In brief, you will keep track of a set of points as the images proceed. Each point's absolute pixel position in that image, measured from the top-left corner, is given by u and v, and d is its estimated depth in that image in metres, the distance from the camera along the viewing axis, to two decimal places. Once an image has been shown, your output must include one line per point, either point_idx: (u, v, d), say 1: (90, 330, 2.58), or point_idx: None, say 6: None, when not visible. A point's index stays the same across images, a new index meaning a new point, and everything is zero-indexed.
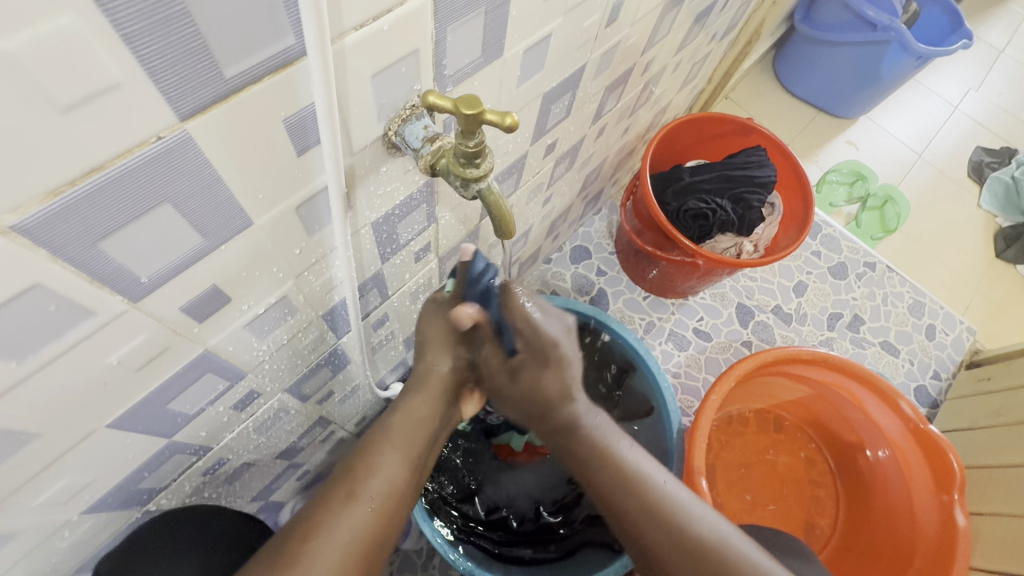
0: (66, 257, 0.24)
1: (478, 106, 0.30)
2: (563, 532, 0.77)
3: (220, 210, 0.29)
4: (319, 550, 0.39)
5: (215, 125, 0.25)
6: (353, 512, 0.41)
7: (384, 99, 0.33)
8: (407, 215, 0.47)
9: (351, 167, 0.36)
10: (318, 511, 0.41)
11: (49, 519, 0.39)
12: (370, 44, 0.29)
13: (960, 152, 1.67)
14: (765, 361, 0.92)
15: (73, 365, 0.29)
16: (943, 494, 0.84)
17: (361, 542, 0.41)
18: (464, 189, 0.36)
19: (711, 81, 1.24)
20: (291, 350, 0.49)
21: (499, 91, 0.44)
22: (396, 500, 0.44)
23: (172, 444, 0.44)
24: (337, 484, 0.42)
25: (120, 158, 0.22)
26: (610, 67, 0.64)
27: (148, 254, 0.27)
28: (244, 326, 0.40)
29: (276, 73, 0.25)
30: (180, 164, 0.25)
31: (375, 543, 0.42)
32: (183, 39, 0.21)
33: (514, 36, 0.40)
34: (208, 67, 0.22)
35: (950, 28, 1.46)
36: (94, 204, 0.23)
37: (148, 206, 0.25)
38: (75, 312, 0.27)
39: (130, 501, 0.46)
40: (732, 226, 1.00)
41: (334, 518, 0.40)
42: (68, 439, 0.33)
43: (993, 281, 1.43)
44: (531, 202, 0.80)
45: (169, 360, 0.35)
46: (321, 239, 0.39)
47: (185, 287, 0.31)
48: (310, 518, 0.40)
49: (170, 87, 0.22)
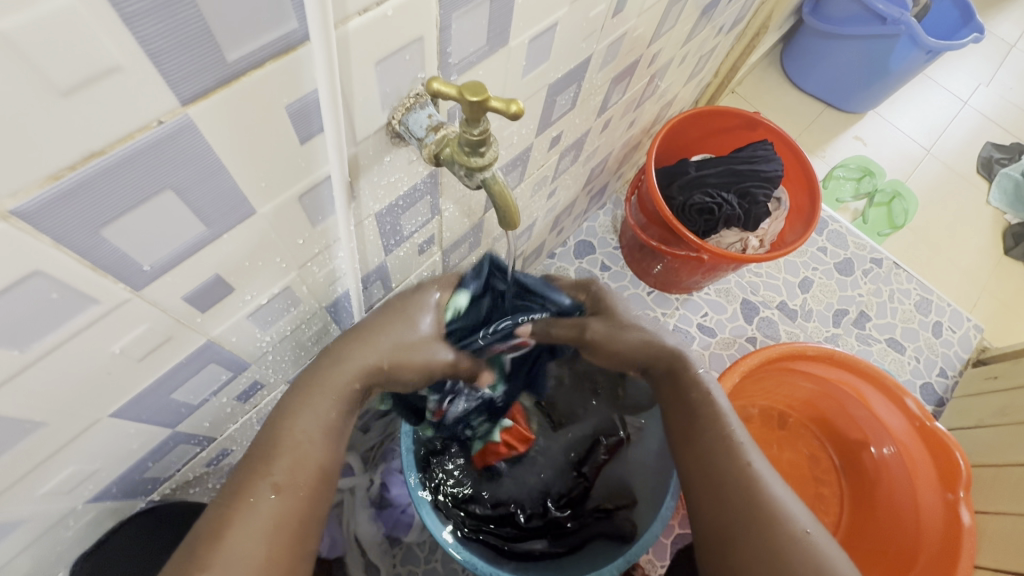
0: (68, 244, 0.24)
1: (483, 94, 0.30)
2: (571, 526, 0.77)
3: (222, 199, 0.29)
4: (230, 547, 0.38)
5: (217, 110, 0.24)
6: (273, 502, 0.40)
7: (388, 87, 0.33)
8: (411, 207, 0.47)
9: (355, 156, 0.35)
10: (232, 504, 0.40)
11: (53, 508, 0.39)
12: (373, 31, 0.28)
13: (969, 148, 1.65)
14: (770, 356, 0.91)
15: (76, 354, 0.29)
16: (949, 492, 0.83)
17: (283, 530, 0.40)
18: (469, 178, 0.36)
19: (718, 74, 1.23)
20: (294, 341, 0.49)
21: (504, 81, 0.44)
22: (323, 482, 0.43)
23: (175, 435, 0.44)
24: (246, 471, 0.41)
25: (122, 143, 0.22)
26: (616, 59, 0.64)
27: (150, 242, 0.27)
28: (247, 317, 0.39)
29: (279, 58, 0.25)
30: (182, 150, 0.25)
31: (298, 526, 0.41)
32: (184, 22, 0.21)
33: (519, 25, 0.40)
34: (210, 51, 0.22)
35: (961, 21, 1.44)
36: (95, 189, 0.23)
37: (150, 193, 0.25)
38: (77, 300, 0.26)
39: (134, 491, 0.46)
40: (738, 221, 1.00)
41: (252, 507, 0.39)
42: (72, 428, 0.33)
43: (1001, 279, 1.42)
44: (536, 195, 0.79)
45: (172, 349, 0.35)
46: (324, 229, 0.39)
47: (187, 276, 0.31)
48: (229, 510, 0.39)
49: (172, 71, 0.22)
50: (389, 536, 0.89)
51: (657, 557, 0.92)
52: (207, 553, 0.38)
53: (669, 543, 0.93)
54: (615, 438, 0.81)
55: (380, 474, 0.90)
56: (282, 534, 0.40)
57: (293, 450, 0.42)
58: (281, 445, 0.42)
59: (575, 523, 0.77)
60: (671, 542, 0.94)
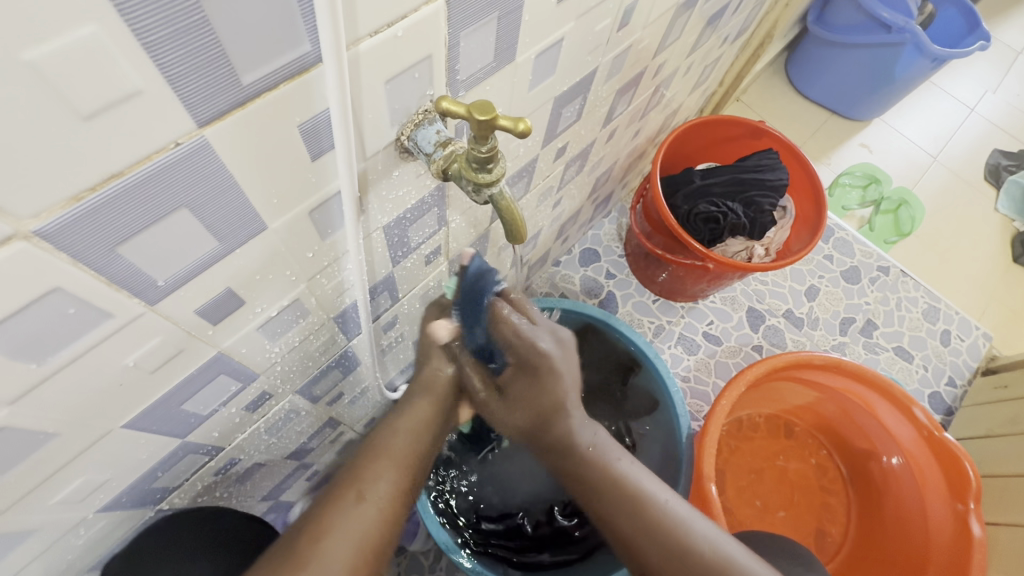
0: (86, 261, 0.24)
1: (491, 112, 0.30)
2: (578, 535, 0.77)
3: (235, 215, 0.29)
4: (328, 546, 0.40)
5: (232, 130, 0.25)
6: (359, 511, 0.42)
7: (397, 104, 0.33)
8: (418, 219, 0.48)
9: (364, 172, 0.36)
10: (324, 511, 0.42)
11: (65, 517, 0.39)
12: (384, 51, 0.29)
13: (976, 155, 1.64)
14: (776, 366, 0.91)
15: (91, 367, 0.30)
16: (958, 503, 0.82)
17: (368, 538, 0.41)
18: (476, 194, 0.36)
19: (723, 83, 1.23)
20: (302, 352, 0.50)
21: (510, 96, 0.45)
22: (400, 502, 0.44)
23: (185, 445, 0.45)
24: (341, 481, 0.44)
25: (140, 164, 0.23)
26: (621, 71, 0.64)
27: (165, 259, 0.28)
28: (257, 328, 0.40)
29: (292, 79, 0.26)
30: (198, 169, 0.25)
31: (379, 541, 0.42)
32: (202, 48, 0.21)
33: (526, 41, 0.40)
34: (226, 75, 0.23)
35: (967, 29, 1.44)
36: (112, 208, 0.23)
37: (166, 212, 0.26)
38: (94, 315, 0.27)
39: (143, 500, 0.47)
40: (743, 230, 1.00)
41: (341, 515, 0.41)
42: (85, 439, 0.34)
43: (1010, 287, 1.40)
44: (541, 205, 0.80)
45: (183, 361, 0.36)
46: (333, 242, 0.39)
47: (199, 290, 0.32)
48: (321, 518, 0.41)
49: (189, 95, 0.22)
50: (394, 544, 0.89)
51: None
52: (299, 555, 0.39)
53: None
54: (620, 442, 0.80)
55: None
56: (365, 543, 0.41)
57: (379, 462, 0.45)
58: (369, 465, 0.44)
59: (582, 531, 0.77)
60: None
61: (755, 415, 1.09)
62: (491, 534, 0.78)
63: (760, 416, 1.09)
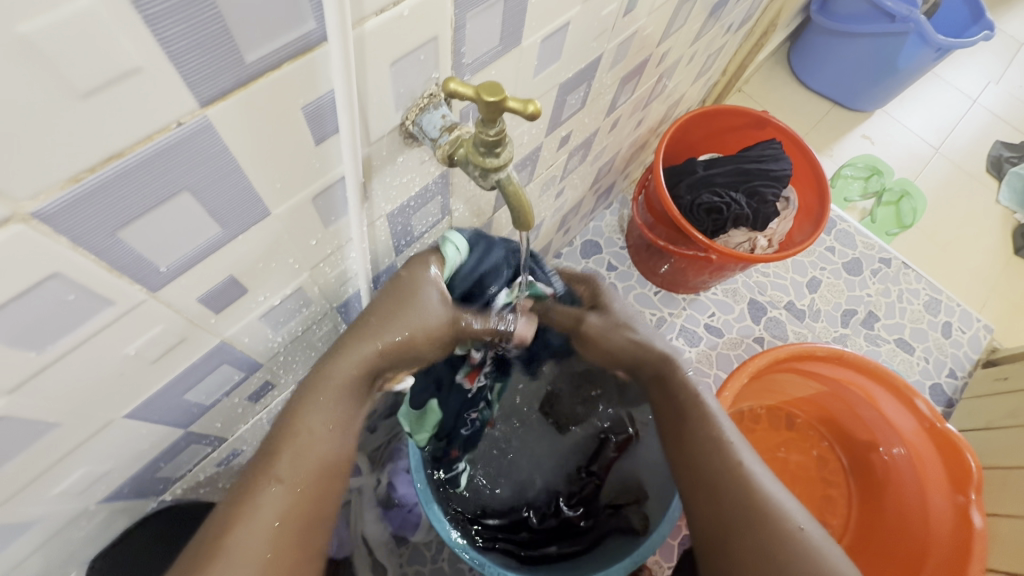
0: (85, 246, 0.24)
1: (500, 94, 0.29)
2: (584, 525, 0.78)
3: (238, 200, 0.29)
4: (234, 540, 0.37)
5: (235, 111, 0.24)
6: (273, 494, 0.39)
7: (402, 87, 0.33)
8: (422, 207, 0.47)
9: (368, 157, 0.35)
10: (237, 498, 0.39)
11: (66, 509, 0.39)
12: (389, 31, 0.28)
13: (978, 146, 1.64)
14: (779, 357, 0.91)
15: (91, 355, 0.29)
16: (959, 495, 0.82)
17: (285, 521, 0.39)
18: (483, 179, 0.35)
19: (726, 73, 1.22)
20: (305, 342, 0.49)
21: (515, 81, 0.44)
22: (328, 475, 0.42)
23: (186, 435, 0.44)
24: (251, 463, 0.40)
25: (141, 144, 0.22)
26: (626, 58, 0.63)
27: (167, 245, 0.27)
28: (260, 317, 0.39)
29: (296, 58, 0.25)
30: (200, 151, 0.24)
31: (303, 516, 0.40)
32: (205, 23, 0.21)
33: (532, 24, 0.39)
34: (229, 51, 0.22)
35: (971, 19, 1.43)
36: (113, 190, 0.23)
37: (167, 196, 0.25)
38: (95, 302, 0.26)
39: (146, 491, 0.46)
40: (746, 221, 0.99)
41: (254, 501, 0.39)
42: (87, 429, 0.33)
43: (1011, 278, 1.40)
44: (544, 195, 0.79)
45: (185, 350, 0.35)
46: (337, 230, 0.39)
47: (201, 277, 0.31)
48: (236, 507, 0.39)
49: (192, 73, 0.22)
50: (396, 535, 0.90)
51: (664, 558, 0.92)
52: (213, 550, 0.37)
53: (677, 545, 0.93)
54: (624, 435, 0.80)
55: (387, 474, 0.89)
56: (286, 523, 0.39)
57: (293, 443, 0.40)
58: (282, 440, 0.40)
59: (588, 522, 0.78)
60: (679, 544, 0.93)
61: (757, 407, 1.09)
62: (497, 528, 0.78)
63: (762, 407, 1.09)
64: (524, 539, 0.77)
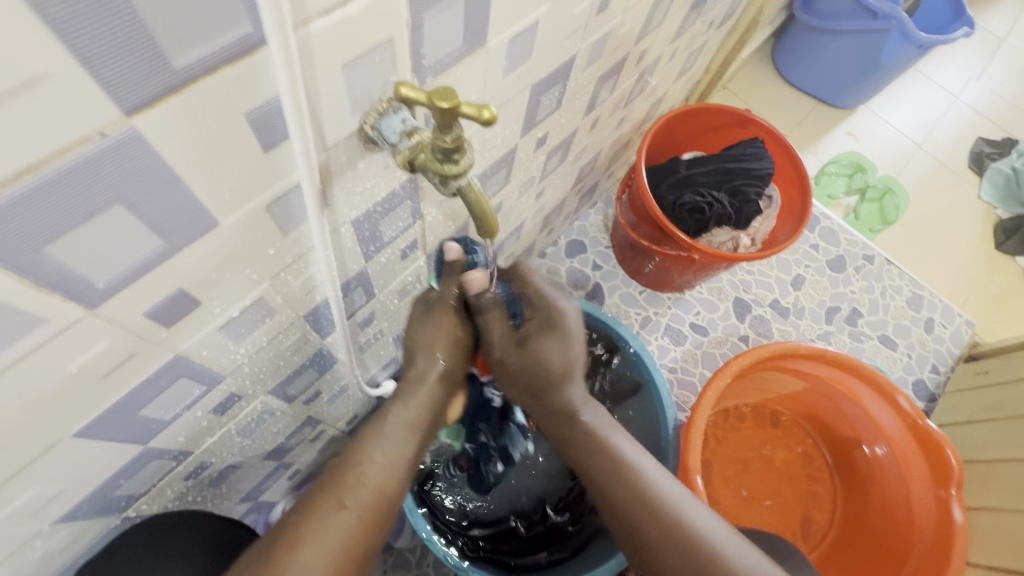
0: (11, 265, 0.22)
1: (453, 98, 0.28)
2: (572, 529, 0.79)
3: (181, 212, 0.27)
4: (302, 557, 0.38)
5: (168, 120, 0.23)
6: (339, 518, 0.41)
7: (357, 91, 0.31)
8: (390, 212, 0.46)
9: (326, 163, 0.34)
10: (301, 519, 0.40)
11: (18, 531, 0.37)
12: (339, 32, 0.27)
13: (960, 143, 1.65)
14: (762, 357, 0.91)
15: (26, 376, 0.28)
16: (942, 490, 0.83)
17: (346, 548, 0.40)
18: (444, 186, 0.34)
19: (709, 71, 1.22)
20: (272, 351, 0.48)
21: (484, 82, 0.43)
22: (382, 508, 0.43)
23: (147, 451, 0.43)
24: (323, 484, 0.43)
25: (59, 156, 0.21)
26: (602, 57, 0.62)
27: (101, 259, 0.26)
28: (219, 329, 0.38)
29: (233, 64, 0.23)
30: (130, 163, 0.23)
31: (357, 551, 0.41)
32: (122, 28, 0.19)
33: (498, 23, 0.38)
34: (154, 58, 0.21)
35: (951, 16, 1.44)
36: (32, 205, 0.21)
37: (97, 209, 0.24)
38: (24, 321, 0.25)
39: (107, 508, 0.45)
40: (729, 220, 0.99)
41: (322, 523, 0.40)
42: (30, 449, 0.32)
43: (992, 273, 1.42)
44: (523, 196, 0.78)
45: (136, 366, 0.34)
46: (297, 237, 0.37)
47: (146, 291, 0.30)
48: (297, 527, 0.40)
49: (112, 81, 0.20)
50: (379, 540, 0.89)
51: None
52: (279, 559, 0.38)
53: None
54: None
55: None
56: (347, 551, 0.40)
57: (357, 470, 0.44)
58: (350, 471, 0.43)
59: (576, 525, 0.79)
60: None
61: (742, 405, 1.08)
62: (485, 539, 0.78)
63: (747, 406, 1.09)
64: (513, 549, 0.77)
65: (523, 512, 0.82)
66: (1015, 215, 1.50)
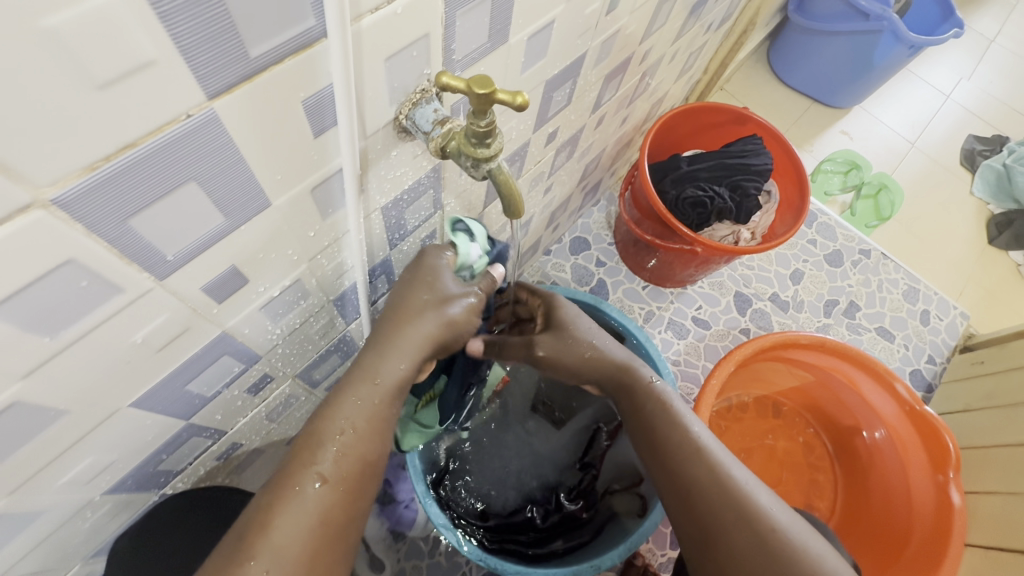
0: (97, 232, 0.25)
1: (490, 86, 0.31)
2: (586, 517, 0.79)
3: (242, 191, 0.30)
4: (274, 539, 0.38)
5: (240, 104, 0.26)
6: (318, 495, 0.40)
7: (396, 82, 0.34)
8: (414, 201, 0.48)
9: (365, 150, 0.37)
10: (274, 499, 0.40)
11: (71, 500, 0.40)
12: (384, 28, 0.30)
13: (952, 140, 1.69)
14: (763, 346, 0.93)
15: (98, 344, 0.30)
16: (939, 474, 0.86)
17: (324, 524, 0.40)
18: (475, 169, 0.37)
19: (707, 72, 1.25)
20: (303, 335, 0.50)
21: (504, 77, 0.45)
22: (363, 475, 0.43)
23: (189, 427, 0.45)
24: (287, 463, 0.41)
25: (152, 135, 0.23)
26: (609, 56, 0.65)
27: (174, 233, 0.28)
28: (260, 309, 0.41)
29: (297, 54, 0.26)
30: (206, 143, 0.26)
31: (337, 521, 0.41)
32: (213, 20, 0.22)
33: (519, 22, 0.41)
34: (235, 47, 0.23)
35: (941, 17, 1.48)
36: (125, 178, 0.24)
37: (176, 185, 0.26)
38: (105, 289, 0.28)
39: (147, 484, 0.47)
40: (729, 214, 1.02)
41: (296, 502, 0.40)
42: (93, 418, 0.34)
43: (985, 267, 1.45)
44: (532, 192, 0.81)
45: (188, 340, 0.36)
46: (334, 222, 0.40)
47: (206, 266, 0.32)
48: (271, 505, 0.39)
49: (200, 68, 0.23)
50: (393, 531, 0.91)
51: (658, 547, 0.94)
52: (255, 539, 0.38)
53: (669, 532, 0.95)
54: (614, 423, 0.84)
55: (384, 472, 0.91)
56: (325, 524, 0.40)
57: (333, 442, 0.42)
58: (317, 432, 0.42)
59: (589, 513, 0.80)
60: (671, 532, 0.95)
61: (744, 397, 1.11)
62: (501, 530, 0.79)
63: (749, 398, 1.11)
64: (530, 539, 0.78)
65: (537, 502, 0.83)
66: (1007, 211, 1.53)
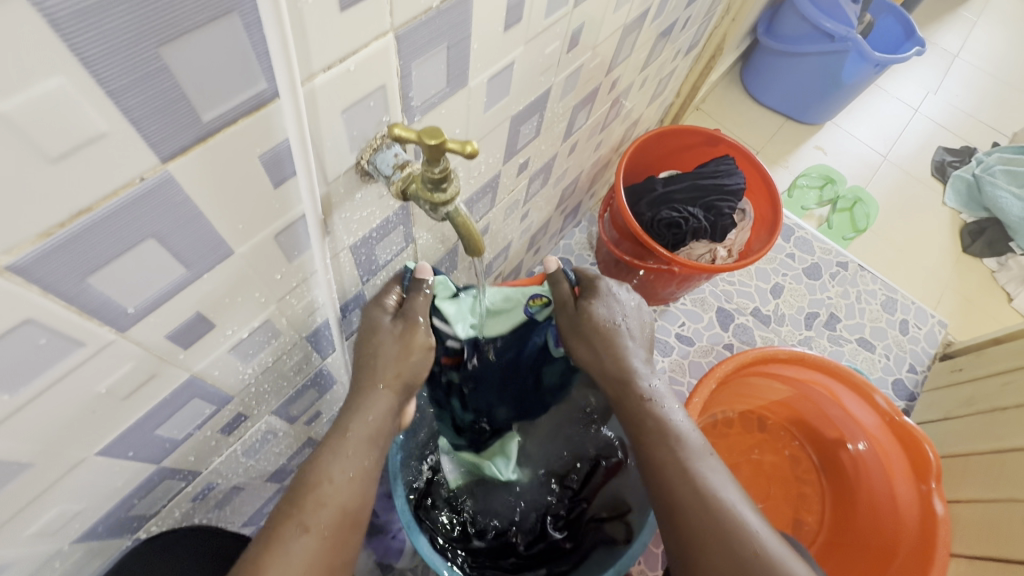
0: (56, 292, 0.26)
1: (440, 136, 0.32)
2: (569, 546, 0.78)
3: (203, 242, 0.31)
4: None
5: (194, 165, 0.27)
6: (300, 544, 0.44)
7: (355, 132, 0.36)
8: (384, 237, 0.50)
9: (327, 195, 0.38)
10: None
11: (38, 550, 0.40)
12: (339, 84, 0.31)
13: (923, 153, 1.74)
14: (744, 362, 0.94)
15: (60, 396, 0.31)
16: (922, 484, 0.86)
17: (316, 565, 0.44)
18: (434, 212, 0.38)
19: (680, 95, 1.29)
20: (276, 372, 0.51)
21: (467, 117, 0.47)
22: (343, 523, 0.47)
23: (160, 470, 0.45)
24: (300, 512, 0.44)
25: (106, 199, 0.24)
26: (576, 88, 0.68)
27: (135, 287, 0.29)
28: (229, 351, 0.41)
29: (251, 114, 0.27)
30: (163, 202, 0.27)
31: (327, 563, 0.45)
32: (164, 93, 0.23)
33: (476, 67, 0.43)
34: (188, 114, 0.25)
35: (903, 36, 1.53)
36: (82, 240, 0.25)
37: (134, 242, 0.27)
38: (66, 344, 0.28)
39: (120, 529, 0.47)
40: (705, 233, 1.04)
41: (288, 550, 0.44)
42: (58, 468, 0.35)
43: (963, 275, 1.48)
44: (509, 219, 0.82)
45: (155, 386, 0.37)
46: (301, 263, 0.41)
47: (169, 315, 0.33)
48: None
49: (153, 134, 0.24)
50: (381, 563, 0.90)
51: (648, 567, 0.94)
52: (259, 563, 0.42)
53: (659, 552, 0.95)
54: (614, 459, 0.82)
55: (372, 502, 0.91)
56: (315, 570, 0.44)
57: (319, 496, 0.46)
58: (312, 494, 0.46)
59: (572, 543, 0.78)
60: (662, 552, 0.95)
61: (730, 412, 1.12)
62: (483, 555, 0.78)
63: (734, 412, 1.13)
64: (511, 565, 0.77)
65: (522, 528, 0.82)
66: (979, 219, 1.57)
